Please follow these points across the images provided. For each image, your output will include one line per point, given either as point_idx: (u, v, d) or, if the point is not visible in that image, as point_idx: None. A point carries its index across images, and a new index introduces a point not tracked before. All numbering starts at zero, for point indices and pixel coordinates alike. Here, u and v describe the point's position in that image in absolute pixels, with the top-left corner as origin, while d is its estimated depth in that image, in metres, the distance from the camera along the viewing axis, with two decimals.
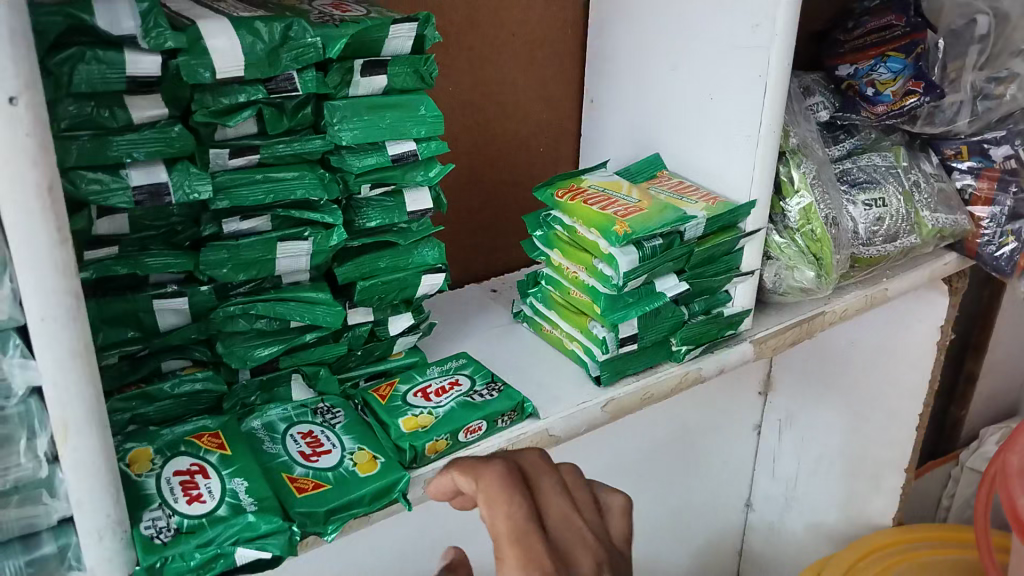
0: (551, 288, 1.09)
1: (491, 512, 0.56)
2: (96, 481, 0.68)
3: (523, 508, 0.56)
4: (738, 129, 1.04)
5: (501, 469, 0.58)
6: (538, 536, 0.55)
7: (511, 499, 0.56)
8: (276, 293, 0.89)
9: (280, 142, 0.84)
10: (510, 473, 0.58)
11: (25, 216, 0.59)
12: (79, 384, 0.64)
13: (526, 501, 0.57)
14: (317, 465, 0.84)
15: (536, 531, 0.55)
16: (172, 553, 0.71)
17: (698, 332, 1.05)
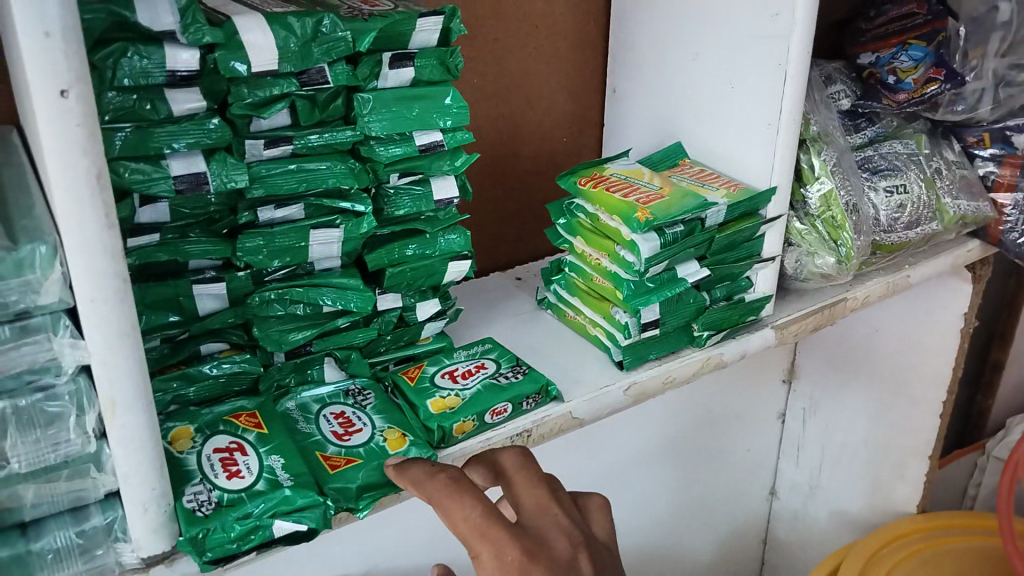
0: (574, 275, 1.12)
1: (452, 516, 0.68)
2: (141, 456, 0.71)
3: (476, 508, 0.67)
4: (760, 117, 1.06)
5: (450, 477, 0.71)
6: (496, 527, 0.67)
7: (463, 490, 0.69)
8: (310, 279, 0.92)
9: (312, 133, 0.87)
10: (459, 481, 0.70)
11: (75, 202, 0.62)
12: (127, 362, 0.68)
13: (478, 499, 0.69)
14: (349, 444, 0.87)
15: (493, 523, 0.67)
16: (213, 525, 0.74)
17: (720, 317, 1.07)
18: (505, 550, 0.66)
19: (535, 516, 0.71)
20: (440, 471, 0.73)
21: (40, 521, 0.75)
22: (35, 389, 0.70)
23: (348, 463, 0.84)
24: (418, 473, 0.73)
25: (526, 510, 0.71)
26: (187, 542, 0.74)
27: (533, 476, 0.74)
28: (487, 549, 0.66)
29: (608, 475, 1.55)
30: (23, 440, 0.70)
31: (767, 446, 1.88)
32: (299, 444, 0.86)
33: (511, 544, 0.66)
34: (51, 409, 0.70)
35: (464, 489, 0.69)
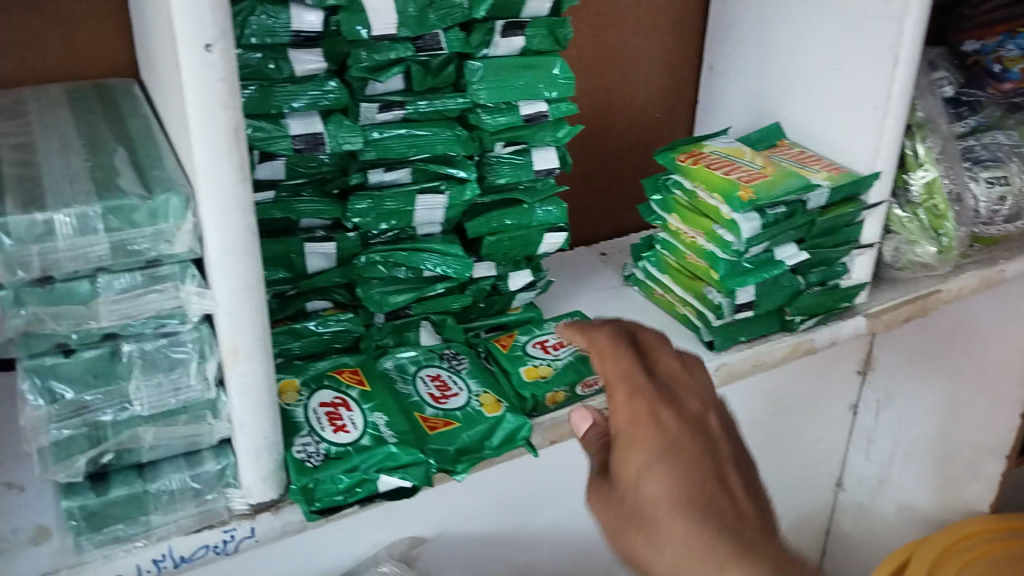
0: (667, 252, 1.11)
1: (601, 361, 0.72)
2: (257, 405, 0.74)
3: (625, 356, 0.71)
4: (866, 100, 1.04)
5: (614, 330, 0.74)
6: (642, 381, 0.68)
7: (616, 352, 0.72)
8: (412, 243, 0.94)
9: (423, 99, 0.87)
10: (617, 333, 0.74)
11: (214, 154, 0.64)
12: (252, 314, 0.70)
13: (628, 352, 0.72)
14: (447, 405, 0.89)
15: (641, 382, 0.68)
16: (322, 476, 0.77)
17: (813, 303, 1.07)
18: (639, 399, 0.66)
19: (677, 382, 0.69)
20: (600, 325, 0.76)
21: (156, 463, 0.78)
22: (161, 335, 0.73)
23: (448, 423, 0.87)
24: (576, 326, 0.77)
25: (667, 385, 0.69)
26: (298, 491, 0.77)
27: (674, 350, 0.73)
28: (620, 392, 0.68)
29: None
30: (147, 383, 0.72)
31: (838, 437, 1.79)
32: (400, 402, 0.89)
33: (644, 393, 0.67)
34: (175, 355, 0.73)
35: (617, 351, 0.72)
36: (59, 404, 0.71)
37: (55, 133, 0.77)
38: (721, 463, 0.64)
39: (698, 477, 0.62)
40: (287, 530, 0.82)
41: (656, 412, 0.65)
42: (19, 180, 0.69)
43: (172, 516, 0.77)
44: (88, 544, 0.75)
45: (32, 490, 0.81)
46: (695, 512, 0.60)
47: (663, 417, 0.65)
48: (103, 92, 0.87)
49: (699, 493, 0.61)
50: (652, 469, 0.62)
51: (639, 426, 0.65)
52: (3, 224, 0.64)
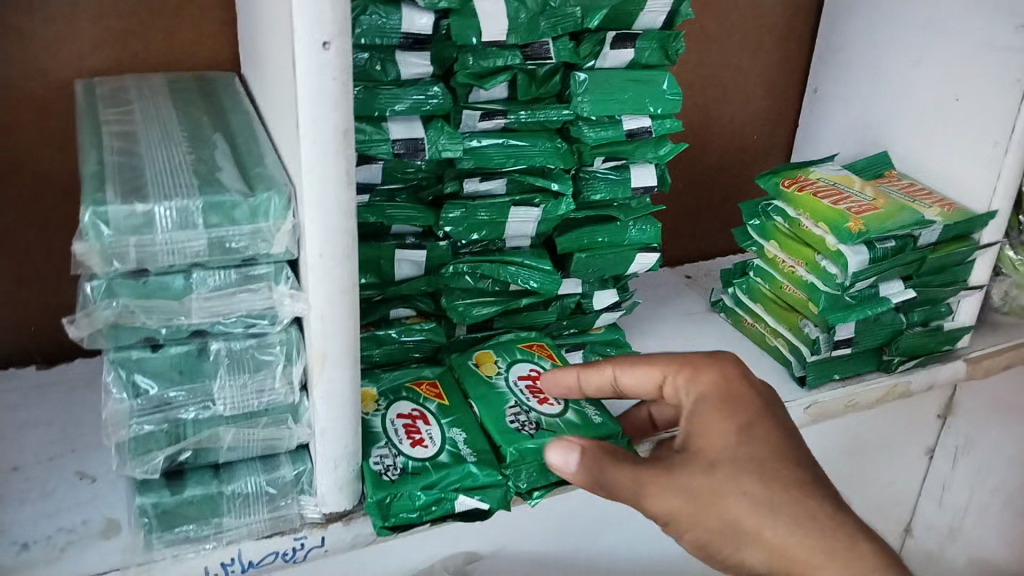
0: (760, 280, 1.06)
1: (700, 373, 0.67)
2: (342, 412, 0.71)
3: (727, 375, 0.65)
4: (986, 133, 0.98)
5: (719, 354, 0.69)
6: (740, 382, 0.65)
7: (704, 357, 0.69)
8: (501, 256, 0.91)
9: (526, 108, 0.84)
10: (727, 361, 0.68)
11: (319, 155, 0.62)
12: (344, 319, 0.68)
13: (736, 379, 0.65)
14: (536, 415, 0.83)
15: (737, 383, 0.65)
16: (400, 491, 0.74)
17: (915, 343, 1.01)
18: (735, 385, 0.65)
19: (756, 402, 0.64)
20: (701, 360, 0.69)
21: (232, 464, 0.75)
22: (249, 335, 0.70)
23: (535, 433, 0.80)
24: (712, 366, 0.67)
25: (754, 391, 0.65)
26: (374, 506, 0.74)
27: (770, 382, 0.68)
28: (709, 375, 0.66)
29: None
30: (232, 383, 0.70)
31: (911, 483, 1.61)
32: (487, 410, 0.83)
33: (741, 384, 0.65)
34: (262, 356, 0.70)
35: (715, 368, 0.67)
36: (141, 399, 0.69)
37: (156, 124, 0.75)
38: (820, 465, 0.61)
39: (798, 467, 0.59)
40: (355, 543, 0.79)
41: (748, 391, 0.64)
42: (121, 169, 0.67)
43: (245, 519, 0.74)
44: (158, 543, 0.72)
45: (105, 482, 0.80)
46: (782, 512, 0.57)
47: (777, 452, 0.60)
48: (204, 85, 0.86)
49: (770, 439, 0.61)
50: (758, 486, 0.58)
51: (751, 447, 0.60)
52: (102, 213, 0.62)
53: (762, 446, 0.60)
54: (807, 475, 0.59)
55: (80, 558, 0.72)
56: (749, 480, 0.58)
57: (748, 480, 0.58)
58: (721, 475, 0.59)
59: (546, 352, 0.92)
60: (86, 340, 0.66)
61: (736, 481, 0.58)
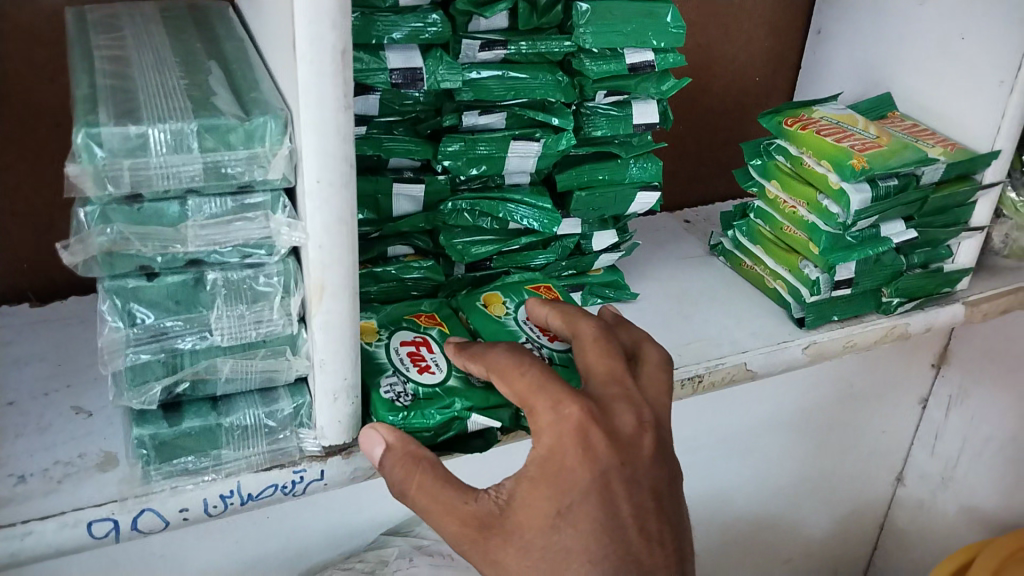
0: (761, 222, 1.06)
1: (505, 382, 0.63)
2: (341, 345, 0.70)
3: (535, 366, 0.62)
4: (992, 71, 0.97)
5: (510, 346, 0.65)
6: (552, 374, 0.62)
7: (519, 364, 0.62)
8: (500, 192, 0.90)
9: (527, 39, 0.83)
10: (515, 351, 0.64)
11: (317, 77, 0.60)
12: (343, 249, 0.67)
13: (538, 364, 0.62)
14: (548, 350, 0.81)
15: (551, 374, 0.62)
16: (414, 412, 0.74)
17: (914, 285, 1.02)
18: (552, 393, 0.60)
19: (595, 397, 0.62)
20: (516, 357, 0.63)
21: (231, 397, 0.74)
22: (246, 265, 0.69)
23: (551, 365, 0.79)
24: (513, 357, 0.63)
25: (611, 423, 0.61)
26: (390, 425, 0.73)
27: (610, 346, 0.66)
28: (541, 403, 0.60)
29: (737, 438, 1.41)
30: (229, 313, 0.69)
31: (902, 430, 1.66)
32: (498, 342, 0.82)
33: (568, 398, 0.59)
34: (260, 287, 0.69)
35: (539, 394, 0.60)
36: (138, 328, 0.68)
37: (149, 50, 0.74)
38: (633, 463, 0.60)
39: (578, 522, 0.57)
40: (356, 475, 0.78)
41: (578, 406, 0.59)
42: (113, 92, 0.66)
43: (244, 452, 0.74)
44: (156, 475, 0.72)
45: (101, 416, 0.80)
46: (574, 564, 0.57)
47: (599, 473, 0.58)
48: (197, 13, 0.83)
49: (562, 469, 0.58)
50: (567, 521, 0.57)
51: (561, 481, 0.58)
52: (96, 134, 0.61)
53: (583, 467, 0.58)
54: (634, 496, 0.59)
55: (77, 490, 0.72)
56: (550, 498, 0.58)
57: (544, 497, 0.58)
58: (524, 487, 0.59)
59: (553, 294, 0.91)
60: (80, 268, 0.64)
61: (539, 508, 0.58)
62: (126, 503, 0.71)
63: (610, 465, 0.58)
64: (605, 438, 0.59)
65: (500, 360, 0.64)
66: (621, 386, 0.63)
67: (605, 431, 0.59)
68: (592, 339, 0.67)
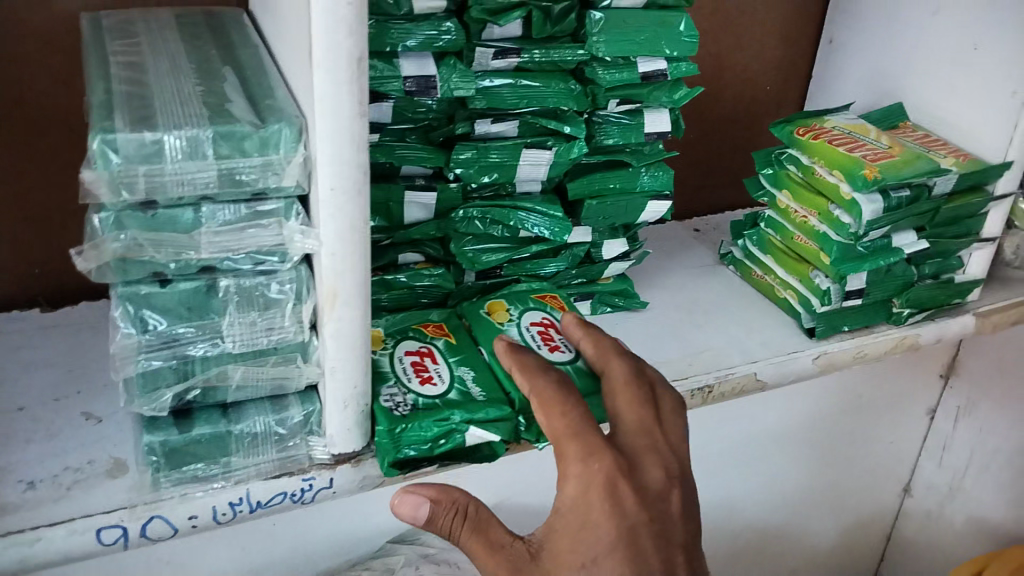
0: (771, 232, 1.05)
1: (547, 418, 0.64)
2: (352, 352, 0.70)
3: (578, 412, 0.63)
4: (1005, 82, 0.96)
5: (559, 377, 0.67)
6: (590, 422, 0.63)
7: (560, 402, 0.64)
8: (512, 201, 0.90)
9: (541, 47, 0.83)
10: (563, 383, 0.66)
11: (333, 85, 0.60)
12: (355, 256, 0.66)
13: (580, 407, 0.64)
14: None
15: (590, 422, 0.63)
16: (411, 424, 0.73)
17: (925, 296, 1.01)
18: (588, 442, 0.62)
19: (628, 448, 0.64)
20: (561, 393, 0.65)
21: (241, 404, 0.74)
22: (258, 272, 0.69)
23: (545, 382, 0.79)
24: (553, 392, 0.65)
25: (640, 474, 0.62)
26: (385, 436, 0.73)
27: (644, 395, 0.68)
28: (574, 448, 0.62)
29: (744, 448, 1.41)
30: (241, 320, 0.69)
31: (909, 441, 1.66)
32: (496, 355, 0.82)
33: (603, 452, 0.62)
34: (272, 295, 0.69)
35: (575, 440, 0.62)
36: (150, 335, 0.68)
37: (163, 56, 0.74)
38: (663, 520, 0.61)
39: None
40: (366, 484, 0.78)
41: (610, 459, 0.62)
42: (129, 98, 0.66)
43: (253, 459, 0.74)
44: (165, 481, 0.72)
45: (111, 422, 0.79)
46: None
47: (627, 527, 0.59)
48: (211, 20, 0.83)
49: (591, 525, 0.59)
50: (593, 573, 0.58)
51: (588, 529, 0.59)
52: (111, 140, 0.61)
53: (608, 521, 0.59)
54: (665, 552, 0.59)
55: (87, 496, 0.71)
56: (578, 550, 0.59)
57: (572, 546, 0.59)
58: (553, 536, 0.61)
59: (558, 304, 0.90)
60: (93, 273, 0.64)
61: (564, 562, 0.59)
62: (135, 510, 0.70)
63: (638, 520, 0.60)
64: (632, 491, 0.61)
65: (545, 388, 0.65)
66: (654, 438, 0.65)
67: (634, 485, 0.61)
68: (623, 383, 0.69)
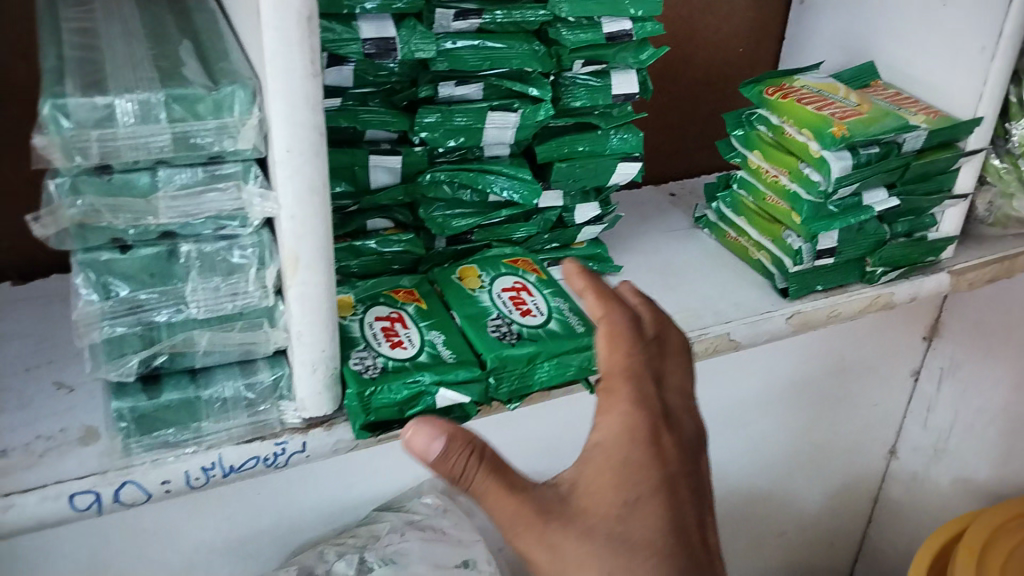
0: (744, 193, 1.06)
1: (609, 351, 0.62)
2: (317, 315, 0.70)
3: (641, 357, 0.62)
4: (973, 37, 0.96)
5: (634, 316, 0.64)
6: (648, 373, 0.62)
7: (627, 341, 0.62)
8: (480, 165, 0.90)
9: (503, 8, 0.82)
10: (633, 324, 0.64)
11: (283, 44, 0.60)
12: (315, 218, 0.66)
13: (641, 353, 0.63)
14: (518, 326, 0.81)
15: (647, 374, 0.62)
16: (381, 387, 0.74)
17: (897, 254, 1.01)
18: (644, 393, 0.60)
19: (673, 410, 0.62)
20: (628, 335, 0.63)
21: (210, 369, 0.75)
22: (220, 237, 0.69)
23: (517, 342, 0.78)
24: (626, 332, 0.63)
25: (679, 428, 0.61)
26: (355, 399, 0.73)
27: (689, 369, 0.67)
28: (628, 387, 0.60)
29: (726, 411, 1.41)
30: (204, 286, 0.69)
31: (894, 403, 1.66)
32: (468, 318, 0.82)
33: (653, 400, 0.60)
34: (235, 260, 0.69)
35: (633, 382, 0.61)
36: (114, 300, 0.68)
37: (119, 23, 0.73)
38: (695, 488, 0.59)
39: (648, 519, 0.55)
40: (338, 447, 0.78)
41: (656, 411, 0.60)
42: (81, 64, 0.66)
43: (225, 423, 0.74)
44: (137, 447, 0.72)
45: (82, 392, 0.80)
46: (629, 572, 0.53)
47: (667, 474, 0.57)
48: None
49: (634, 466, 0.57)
50: (632, 511, 0.55)
51: (631, 466, 0.57)
52: (64, 106, 0.61)
53: (651, 465, 0.57)
54: (698, 514, 0.58)
55: (58, 463, 0.72)
56: (616, 487, 0.56)
57: (609, 479, 0.56)
58: (587, 472, 0.57)
59: (531, 267, 0.90)
60: (54, 240, 0.65)
61: (606, 498, 0.55)
62: (108, 475, 0.71)
63: (677, 473, 0.58)
64: (672, 442, 0.59)
65: (619, 322, 0.63)
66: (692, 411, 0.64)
67: (675, 440, 0.60)
68: (681, 352, 0.67)
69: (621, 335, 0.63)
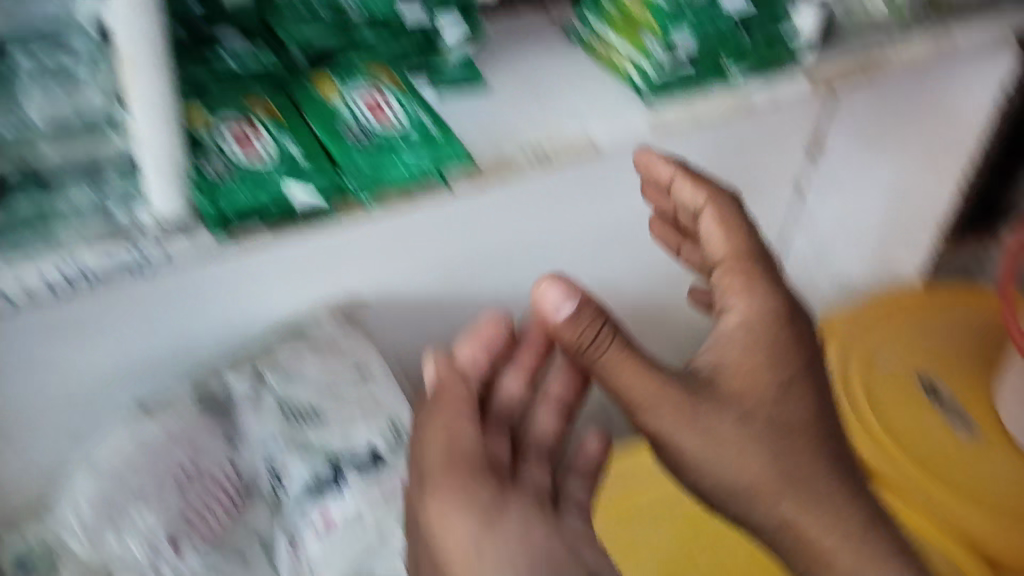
0: (608, 7, 1.09)
1: (744, 296, 0.85)
2: (158, 119, 0.71)
3: (767, 297, 0.85)
4: None
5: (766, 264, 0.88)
6: (781, 321, 0.84)
7: (756, 280, 0.86)
8: None
9: None
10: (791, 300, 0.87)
11: None
12: (146, 19, 0.66)
13: (784, 323, 0.85)
14: (366, 131, 0.88)
15: (786, 319, 0.85)
16: (229, 187, 0.80)
17: (754, 54, 1.06)
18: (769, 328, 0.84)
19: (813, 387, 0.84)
20: (746, 255, 0.88)
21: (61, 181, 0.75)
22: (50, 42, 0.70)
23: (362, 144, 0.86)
24: (741, 277, 0.86)
25: (800, 397, 0.83)
26: (205, 199, 0.79)
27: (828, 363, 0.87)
28: (750, 332, 0.83)
29: None
30: (43, 96, 0.70)
31: None
32: (325, 128, 0.87)
33: (781, 357, 0.83)
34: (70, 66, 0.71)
35: (757, 289, 0.86)
36: None
37: None
38: (822, 436, 0.83)
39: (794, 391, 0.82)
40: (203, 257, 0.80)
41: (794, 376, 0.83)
42: None
43: (85, 236, 0.75)
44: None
45: None
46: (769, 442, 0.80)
47: (771, 398, 0.81)
48: None
49: (792, 405, 0.82)
50: (772, 382, 0.82)
51: (760, 366, 0.82)
52: None
53: (797, 421, 0.82)
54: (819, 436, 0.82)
55: None
56: (767, 369, 0.82)
57: (745, 379, 0.82)
58: (730, 367, 0.82)
59: (389, 80, 0.95)
60: None
61: (760, 390, 0.81)
62: None
63: (796, 433, 0.81)
64: (821, 411, 0.84)
65: (745, 281, 0.86)
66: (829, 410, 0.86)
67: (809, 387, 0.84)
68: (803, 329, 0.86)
69: (737, 230, 0.89)
